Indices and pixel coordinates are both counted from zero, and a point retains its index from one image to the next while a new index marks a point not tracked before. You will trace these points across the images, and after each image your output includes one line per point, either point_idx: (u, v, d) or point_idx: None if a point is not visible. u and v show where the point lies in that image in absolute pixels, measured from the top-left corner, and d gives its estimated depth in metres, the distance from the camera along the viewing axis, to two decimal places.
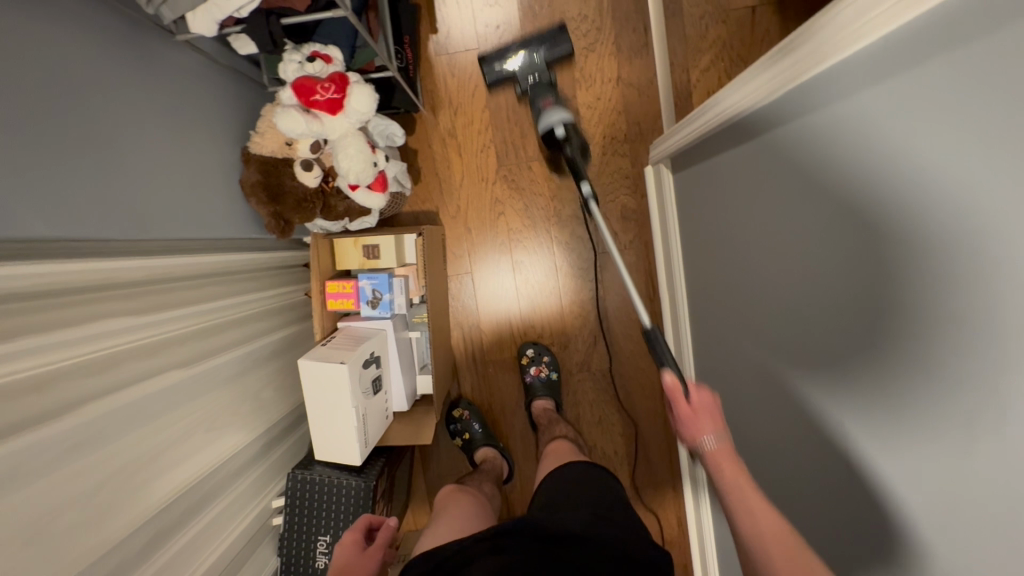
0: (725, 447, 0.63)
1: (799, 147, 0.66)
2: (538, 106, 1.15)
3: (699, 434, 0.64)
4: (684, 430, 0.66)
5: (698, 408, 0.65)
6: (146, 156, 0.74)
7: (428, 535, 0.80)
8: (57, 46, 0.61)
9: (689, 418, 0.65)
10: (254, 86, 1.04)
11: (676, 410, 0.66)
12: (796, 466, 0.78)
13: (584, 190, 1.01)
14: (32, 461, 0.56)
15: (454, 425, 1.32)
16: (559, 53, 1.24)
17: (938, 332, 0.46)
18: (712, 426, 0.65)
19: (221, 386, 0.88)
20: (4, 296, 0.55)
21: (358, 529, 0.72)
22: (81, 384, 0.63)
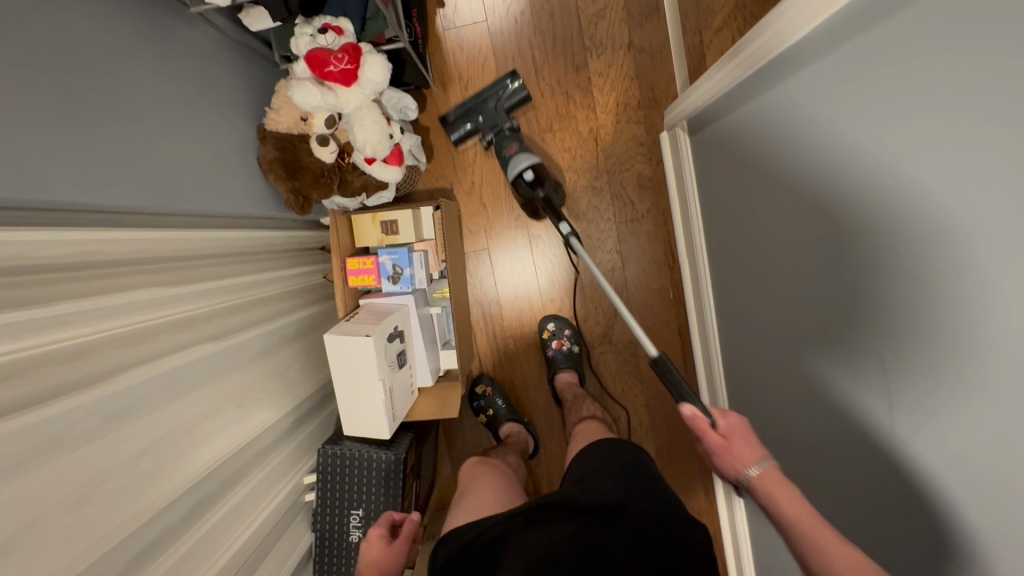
0: (770, 472, 0.63)
1: (826, 84, 0.64)
2: (504, 155, 1.17)
3: (739, 463, 0.65)
4: (724, 461, 0.67)
5: (730, 434, 0.67)
6: (168, 132, 0.74)
7: (458, 511, 0.79)
8: (77, 16, 0.61)
9: (724, 447, 0.66)
10: (265, 65, 1.03)
11: (707, 441, 0.68)
12: (824, 413, 0.78)
13: (562, 231, 1.03)
14: (74, 427, 0.56)
15: (478, 401, 1.33)
16: (518, 99, 1.25)
17: (991, 240, 0.44)
18: (750, 453, 0.65)
19: (249, 362, 0.88)
20: (41, 263, 0.57)
21: (383, 524, 0.69)
22: (117, 354, 0.64)
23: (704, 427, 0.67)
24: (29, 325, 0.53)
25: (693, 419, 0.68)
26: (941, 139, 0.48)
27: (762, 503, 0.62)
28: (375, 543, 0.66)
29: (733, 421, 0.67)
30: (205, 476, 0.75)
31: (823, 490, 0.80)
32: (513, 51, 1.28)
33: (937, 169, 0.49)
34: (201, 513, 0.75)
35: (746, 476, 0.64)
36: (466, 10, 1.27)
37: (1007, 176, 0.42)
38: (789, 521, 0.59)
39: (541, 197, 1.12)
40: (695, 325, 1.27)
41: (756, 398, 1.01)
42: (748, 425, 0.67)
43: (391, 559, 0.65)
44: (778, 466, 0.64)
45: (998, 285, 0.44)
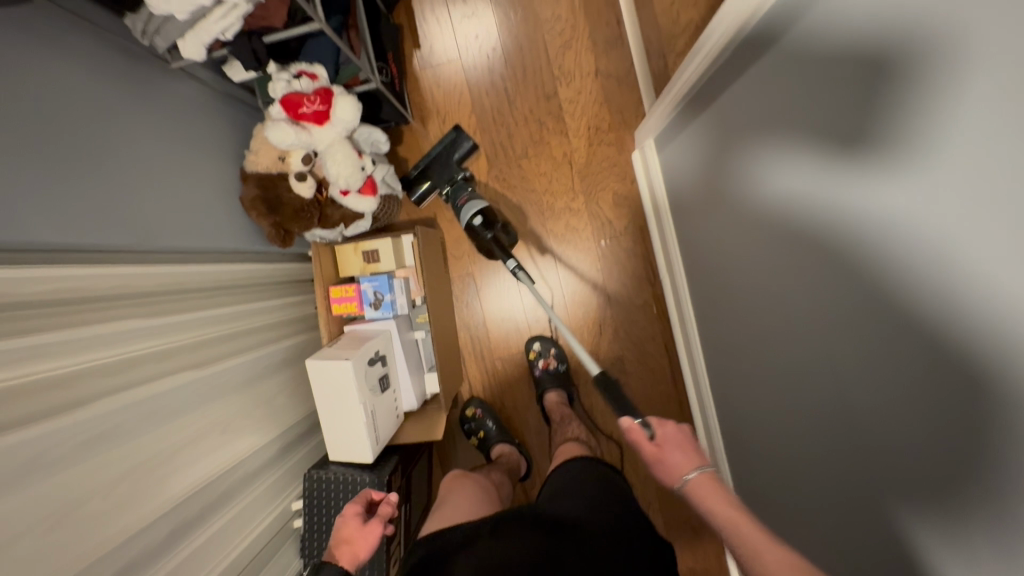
0: (705, 476, 0.66)
1: (765, 91, 0.67)
2: (455, 204, 1.18)
3: (676, 471, 0.68)
4: (662, 471, 0.70)
5: (664, 442, 0.71)
6: (153, 176, 0.80)
7: (434, 517, 0.81)
8: (64, 79, 0.68)
9: (659, 457, 0.70)
10: (249, 112, 1.11)
11: (645, 452, 0.72)
12: (790, 413, 0.78)
13: (511, 265, 1.06)
14: (52, 451, 0.60)
15: (469, 424, 1.34)
16: (467, 150, 1.31)
17: (895, 227, 0.46)
18: (685, 459, 0.69)
19: (234, 391, 0.91)
20: (39, 299, 0.62)
21: (359, 503, 0.82)
22: (101, 382, 0.68)
23: (639, 439, 0.72)
24: (7, 358, 0.57)
25: (631, 430, 0.73)
26: (849, 141, 0.50)
27: (697, 507, 0.65)
28: (350, 519, 0.79)
29: (668, 431, 0.72)
30: (184, 501, 0.78)
31: (802, 496, 0.79)
32: (487, 84, 1.34)
33: (854, 171, 0.51)
34: (183, 536, 0.78)
35: (684, 482, 0.67)
36: (441, 50, 1.35)
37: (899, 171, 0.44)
38: (723, 523, 0.62)
39: (490, 237, 1.12)
40: (681, 337, 1.27)
41: (738, 406, 1.01)
42: (686, 435, 0.71)
43: (366, 534, 0.77)
44: (716, 474, 0.66)
45: (907, 273, 0.46)
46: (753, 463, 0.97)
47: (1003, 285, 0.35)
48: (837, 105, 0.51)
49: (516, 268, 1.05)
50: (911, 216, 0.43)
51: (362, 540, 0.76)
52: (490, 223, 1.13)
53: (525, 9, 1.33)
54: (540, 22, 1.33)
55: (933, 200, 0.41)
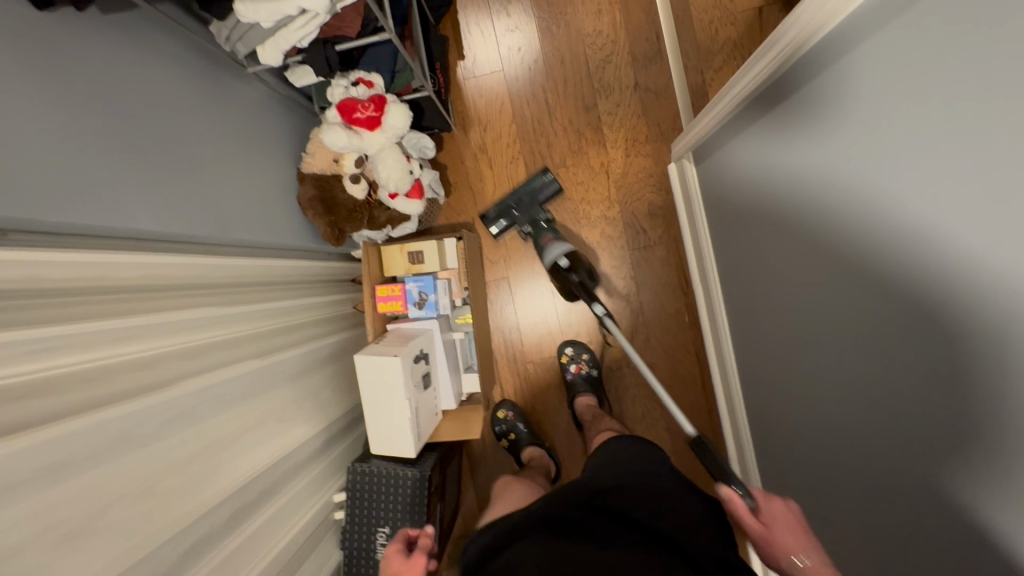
0: (819, 562, 0.63)
1: (815, 107, 0.70)
2: (541, 245, 1.22)
3: (785, 550, 0.67)
4: (768, 551, 0.68)
5: (771, 520, 0.70)
6: (225, 173, 0.85)
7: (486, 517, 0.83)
8: (155, 81, 0.73)
9: (766, 535, 0.69)
10: (304, 116, 1.15)
11: (749, 529, 0.71)
12: (830, 416, 0.80)
13: (597, 311, 1.05)
14: (140, 427, 0.64)
15: (500, 426, 1.36)
16: (549, 194, 1.34)
17: (966, 240, 0.48)
18: (798, 543, 0.67)
19: (287, 381, 0.95)
20: (123, 285, 0.67)
21: (400, 540, 0.78)
22: (178, 365, 0.72)
23: (743, 511, 0.72)
24: (96, 339, 0.61)
25: (731, 500, 0.73)
26: (917, 155, 0.53)
27: None
28: (394, 557, 0.75)
29: (776, 508, 0.71)
30: (244, 485, 0.81)
31: (844, 498, 0.81)
32: (528, 95, 1.39)
33: (919, 182, 0.53)
34: (243, 518, 0.80)
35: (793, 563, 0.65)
36: (485, 61, 1.40)
37: (973, 187, 0.47)
38: None
39: (575, 280, 1.12)
40: (712, 345, 1.29)
41: (772, 412, 1.02)
42: (793, 518, 0.70)
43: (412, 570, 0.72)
44: (830, 561, 0.64)
45: (976, 284, 0.48)
46: (788, 469, 0.99)
47: None
48: (903, 119, 0.54)
49: (604, 313, 1.05)
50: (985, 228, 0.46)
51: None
52: (575, 264, 1.14)
53: (566, 23, 1.38)
54: (582, 36, 1.37)
55: (1008, 215, 0.43)
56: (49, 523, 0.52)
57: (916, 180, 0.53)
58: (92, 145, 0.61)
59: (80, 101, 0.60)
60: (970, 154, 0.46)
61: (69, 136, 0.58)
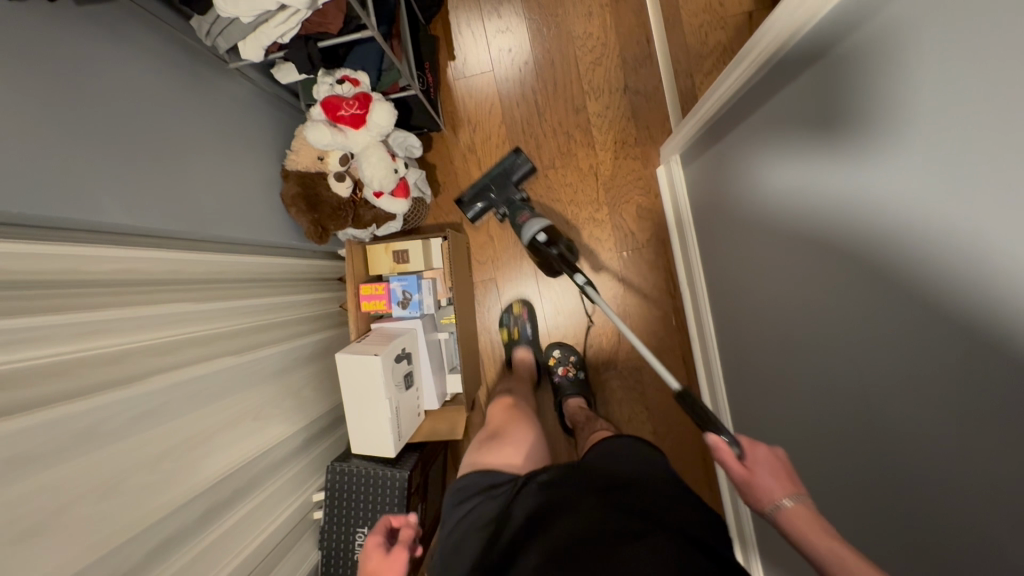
0: (802, 506, 0.61)
1: (797, 109, 0.70)
2: (517, 223, 1.17)
3: (769, 494, 0.63)
4: (754, 496, 0.65)
5: (755, 464, 0.66)
6: (205, 169, 0.84)
7: (490, 453, 0.87)
8: (133, 75, 0.72)
9: (750, 481, 0.65)
10: (291, 114, 1.15)
11: (734, 474, 0.67)
12: (813, 420, 0.80)
13: (579, 281, 1.02)
14: (107, 422, 0.63)
15: (508, 317, 1.40)
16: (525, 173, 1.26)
17: (934, 249, 0.48)
18: (782, 486, 0.63)
19: (266, 380, 0.94)
20: (96, 279, 0.66)
21: (379, 532, 0.72)
22: (151, 360, 0.71)
23: (728, 458, 0.67)
24: (64, 333, 0.60)
25: (718, 448, 0.68)
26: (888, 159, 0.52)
27: (788, 537, 0.60)
28: (373, 550, 0.69)
29: (759, 453, 0.67)
30: (218, 482, 0.80)
31: (825, 504, 0.81)
32: (517, 96, 1.39)
33: (888, 189, 0.53)
34: (216, 516, 0.80)
35: (777, 508, 0.62)
36: (475, 62, 1.40)
37: (937, 194, 0.46)
38: (824, 557, 0.56)
39: (556, 254, 1.09)
40: (699, 349, 1.29)
41: (757, 417, 1.02)
42: (781, 460, 0.66)
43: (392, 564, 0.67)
44: (812, 505, 0.61)
45: (946, 293, 0.48)
46: None
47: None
48: (872, 124, 0.54)
49: (585, 284, 1.01)
50: (950, 238, 0.46)
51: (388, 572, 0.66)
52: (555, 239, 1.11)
53: (557, 25, 1.38)
54: (572, 38, 1.37)
55: (972, 224, 0.43)
56: (8, 516, 0.52)
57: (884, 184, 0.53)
58: (66, 137, 0.61)
59: (53, 92, 0.60)
60: (936, 161, 0.46)
61: (44, 127, 0.58)
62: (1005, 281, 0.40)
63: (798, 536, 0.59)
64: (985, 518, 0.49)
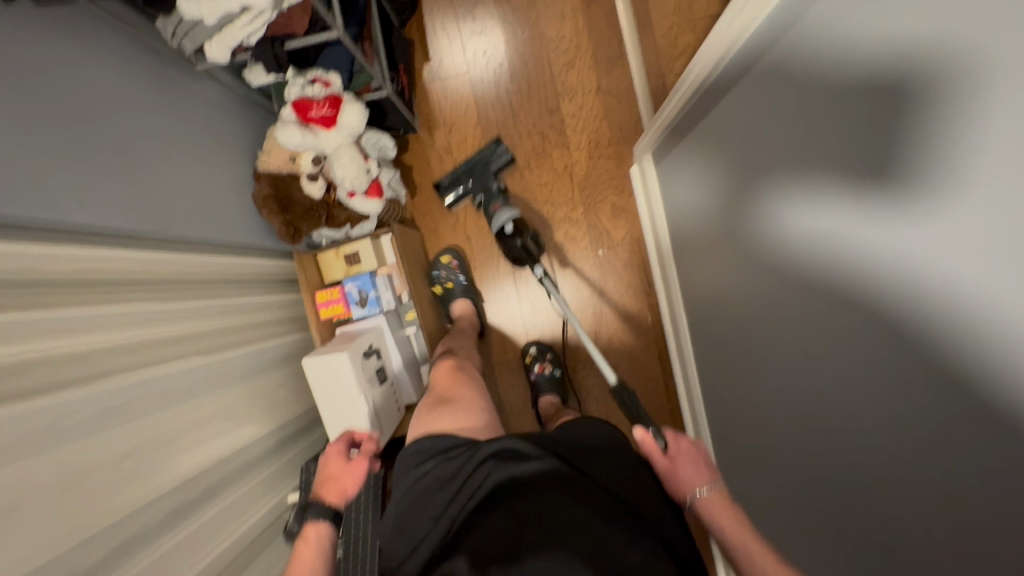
0: (717, 494, 0.69)
1: (748, 105, 0.72)
2: (489, 212, 1.25)
3: (686, 484, 0.72)
4: (673, 484, 0.74)
5: (677, 456, 0.75)
6: (175, 171, 0.85)
7: (436, 420, 0.92)
8: (97, 76, 0.73)
9: (671, 469, 0.74)
10: (264, 116, 1.16)
11: (658, 464, 0.76)
12: (776, 411, 0.82)
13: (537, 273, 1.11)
14: (69, 421, 0.63)
15: (440, 271, 1.37)
16: (503, 162, 1.34)
17: (868, 242, 0.50)
18: (701, 476, 0.72)
19: (237, 380, 0.94)
20: (63, 279, 0.67)
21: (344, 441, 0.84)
22: (115, 360, 0.71)
23: (652, 449, 0.76)
24: (23, 332, 0.60)
25: (644, 443, 0.77)
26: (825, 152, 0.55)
27: (702, 519, 0.69)
28: (334, 458, 0.82)
29: (682, 445, 0.75)
30: (187, 482, 0.80)
31: (788, 490, 0.83)
32: (493, 97, 1.40)
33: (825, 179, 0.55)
34: (185, 515, 0.80)
35: (693, 496, 0.70)
36: (450, 64, 1.41)
37: (866, 189, 0.48)
38: (730, 538, 0.66)
39: (519, 245, 1.17)
40: (674, 344, 1.31)
41: (729, 409, 1.04)
42: (697, 450, 0.75)
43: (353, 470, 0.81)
44: (727, 491, 0.70)
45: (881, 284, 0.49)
46: (744, 467, 1.00)
47: (972, 276, 0.38)
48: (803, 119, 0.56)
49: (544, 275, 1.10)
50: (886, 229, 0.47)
51: (348, 476, 0.80)
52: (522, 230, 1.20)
53: (531, 27, 1.40)
54: (546, 40, 1.39)
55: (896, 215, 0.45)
56: None
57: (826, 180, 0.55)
58: (28, 137, 0.61)
59: (12, 92, 0.60)
60: (858, 157, 0.48)
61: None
62: (937, 266, 0.42)
63: (710, 519, 0.68)
64: (929, 494, 0.50)
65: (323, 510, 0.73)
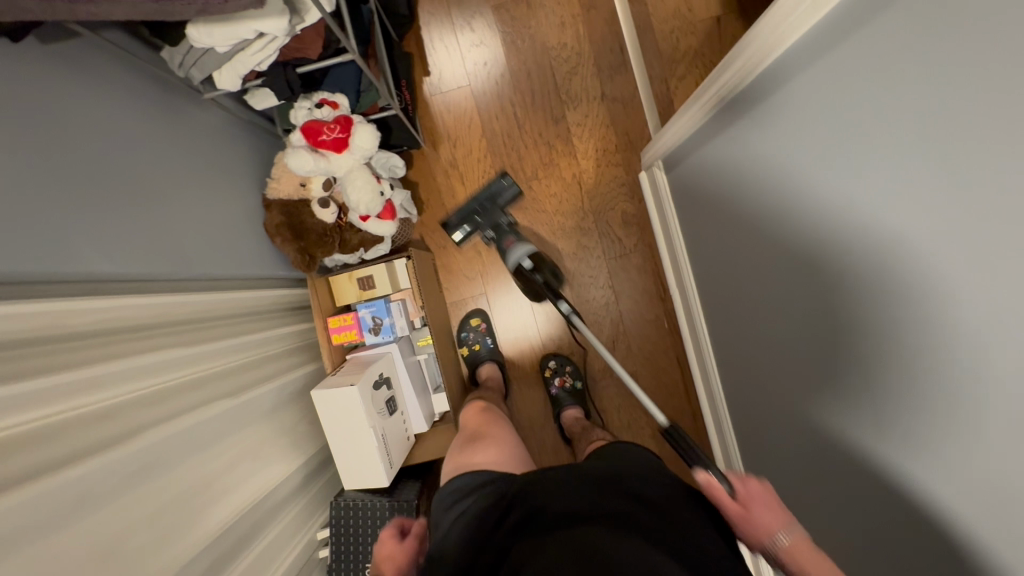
0: (800, 540, 0.67)
1: (781, 115, 0.71)
2: (501, 246, 1.13)
3: (766, 530, 0.68)
4: (748, 532, 0.69)
5: (750, 500, 0.70)
6: (185, 205, 0.81)
7: (475, 451, 0.92)
8: (104, 110, 0.68)
9: (745, 514, 0.69)
10: (267, 139, 1.12)
11: (727, 510, 0.71)
12: (809, 415, 0.82)
13: (562, 308, 1.08)
14: (99, 485, 0.59)
15: (468, 333, 1.37)
16: (510, 194, 1.21)
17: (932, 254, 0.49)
18: (779, 521, 0.68)
19: (261, 419, 0.90)
20: (84, 332, 0.63)
21: (393, 526, 0.76)
22: (141, 414, 0.67)
23: (722, 495, 0.71)
24: (49, 394, 0.56)
25: (711, 487, 0.72)
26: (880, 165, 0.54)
27: (787, 568, 0.66)
28: (387, 542, 0.74)
29: (753, 487, 0.71)
30: (221, 533, 0.76)
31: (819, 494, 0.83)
32: (496, 108, 1.38)
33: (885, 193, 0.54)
34: (221, 569, 0.76)
35: (776, 544, 0.67)
36: (450, 76, 1.39)
37: None
38: None
39: (540, 280, 1.09)
40: (691, 348, 1.30)
41: (754, 414, 1.04)
42: (768, 494, 0.71)
43: (404, 554, 0.72)
44: (808, 536, 0.67)
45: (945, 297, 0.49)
46: (773, 471, 1.00)
47: None
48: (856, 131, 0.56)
49: (568, 312, 1.07)
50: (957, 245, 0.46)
51: (400, 561, 0.71)
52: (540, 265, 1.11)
53: (531, 36, 1.38)
54: (547, 49, 1.38)
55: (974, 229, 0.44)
56: None
57: (892, 200, 0.55)
58: (41, 183, 0.57)
59: (23, 135, 0.56)
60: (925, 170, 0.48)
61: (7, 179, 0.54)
62: None
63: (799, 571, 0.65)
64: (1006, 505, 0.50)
65: None
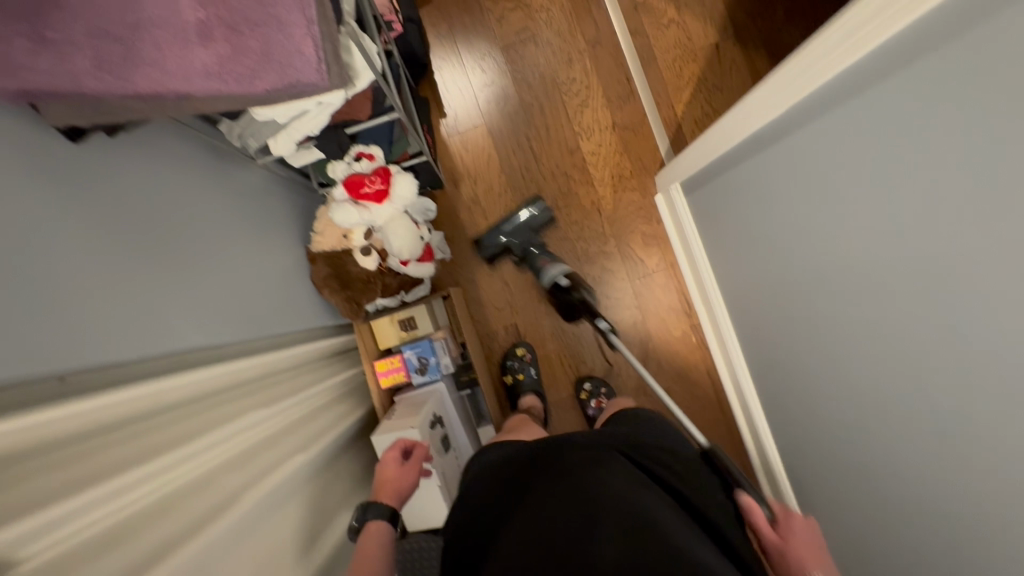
0: None
1: (809, 146, 0.76)
2: (537, 267, 1.31)
3: (799, 560, 0.66)
4: (782, 564, 0.68)
5: (788, 534, 0.70)
6: (241, 269, 0.83)
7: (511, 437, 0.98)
8: (168, 189, 0.71)
9: (782, 547, 0.69)
10: (302, 192, 1.15)
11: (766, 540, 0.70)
12: (855, 423, 0.85)
13: (602, 327, 1.21)
14: (214, 552, 0.61)
15: (512, 362, 1.38)
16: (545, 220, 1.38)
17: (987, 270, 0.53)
18: (815, 560, 0.66)
19: (324, 470, 0.91)
20: (180, 402, 0.65)
21: (396, 448, 0.89)
22: (233, 478, 0.69)
23: (762, 521, 0.71)
24: (164, 466, 0.58)
25: (750, 509, 0.73)
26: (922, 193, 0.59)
27: None
28: (389, 462, 0.87)
29: (796, 523, 0.71)
30: None
31: (871, 497, 0.86)
32: (512, 144, 1.43)
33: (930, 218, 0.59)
34: None
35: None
36: (465, 117, 1.44)
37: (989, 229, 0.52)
38: None
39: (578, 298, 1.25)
40: (722, 361, 1.34)
41: (794, 421, 1.07)
42: (813, 537, 0.69)
43: (405, 476, 0.86)
44: None
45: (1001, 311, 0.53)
46: (818, 476, 1.03)
47: None
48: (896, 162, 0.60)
49: (608, 330, 1.20)
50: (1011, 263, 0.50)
51: (402, 481, 0.85)
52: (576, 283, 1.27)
53: (541, 73, 1.44)
54: (558, 84, 1.44)
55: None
56: None
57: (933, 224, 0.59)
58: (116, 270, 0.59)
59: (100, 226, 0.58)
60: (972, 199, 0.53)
61: (91, 271, 0.56)
62: None
63: None
64: None
65: (381, 511, 0.78)
